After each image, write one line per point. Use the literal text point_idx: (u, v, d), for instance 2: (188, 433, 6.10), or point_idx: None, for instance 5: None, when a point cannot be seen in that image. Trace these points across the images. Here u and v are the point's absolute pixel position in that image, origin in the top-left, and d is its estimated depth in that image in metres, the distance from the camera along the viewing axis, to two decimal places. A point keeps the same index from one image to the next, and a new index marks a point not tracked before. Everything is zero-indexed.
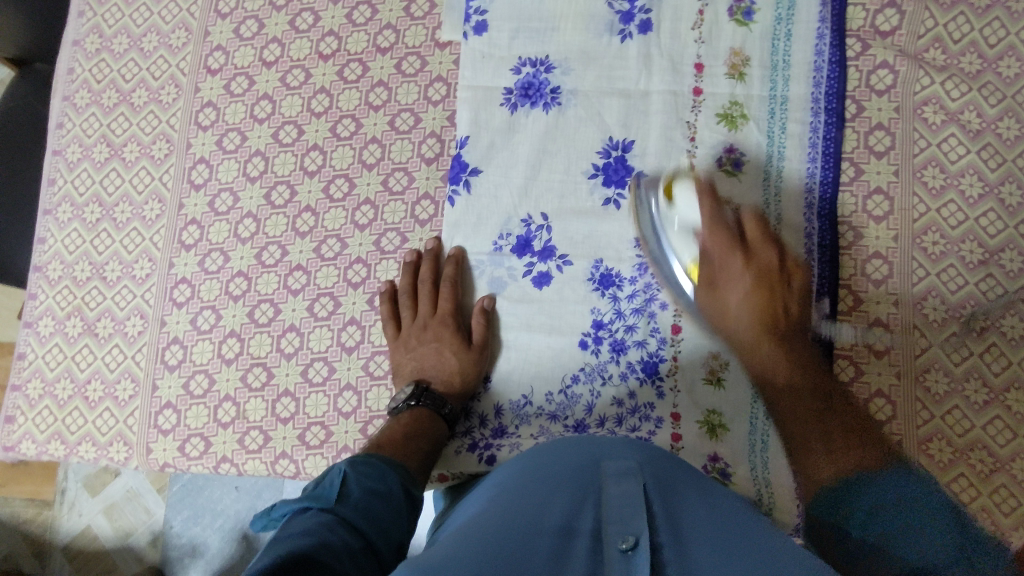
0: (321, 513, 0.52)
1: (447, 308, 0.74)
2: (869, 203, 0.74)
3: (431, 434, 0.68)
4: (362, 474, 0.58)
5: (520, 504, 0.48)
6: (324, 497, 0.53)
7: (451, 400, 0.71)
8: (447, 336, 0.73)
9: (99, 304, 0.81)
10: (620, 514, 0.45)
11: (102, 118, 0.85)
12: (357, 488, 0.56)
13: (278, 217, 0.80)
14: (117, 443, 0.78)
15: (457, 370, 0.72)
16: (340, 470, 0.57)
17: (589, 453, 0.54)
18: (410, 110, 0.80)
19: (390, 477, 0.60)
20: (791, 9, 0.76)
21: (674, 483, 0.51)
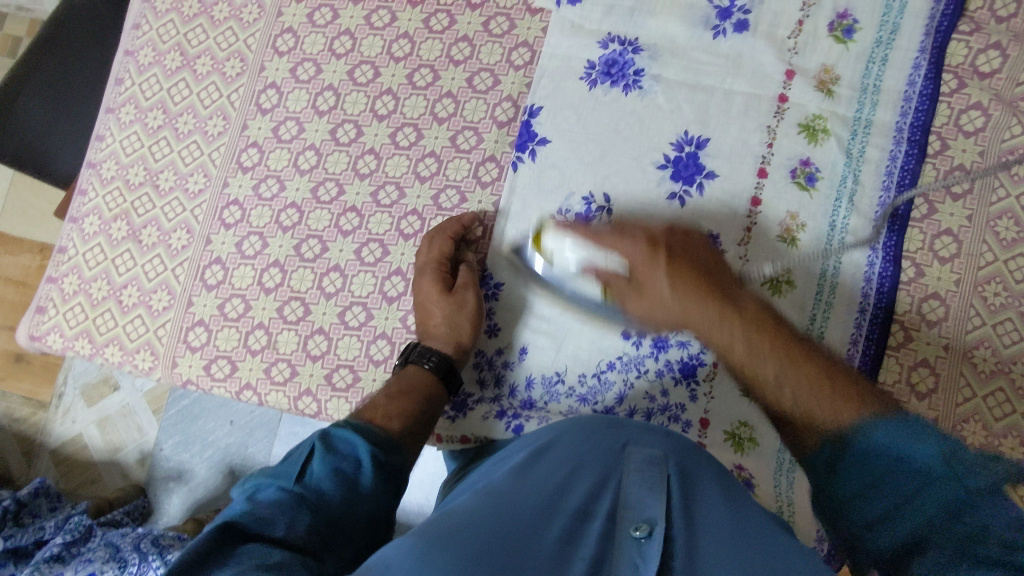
0: (278, 491, 0.51)
1: (435, 257, 0.72)
2: (937, 243, 0.72)
3: (420, 392, 0.66)
4: (330, 447, 0.56)
5: (545, 474, 0.51)
6: (283, 474, 0.53)
7: (448, 356, 0.69)
8: (429, 287, 0.71)
9: (148, 211, 0.80)
10: (635, 500, 0.47)
11: (180, 26, 0.84)
12: (320, 465, 0.54)
13: (341, 155, 0.79)
14: (144, 352, 0.77)
15: (450, 321, 0.70)
16: (310, 443, 0.56)
17: (617, 438, 0.55)
18: (490, 71, 0.79)
19: (358, 448, 0.56)
20: (893, 34, 0.75)
21: (698, 474, 0.52)
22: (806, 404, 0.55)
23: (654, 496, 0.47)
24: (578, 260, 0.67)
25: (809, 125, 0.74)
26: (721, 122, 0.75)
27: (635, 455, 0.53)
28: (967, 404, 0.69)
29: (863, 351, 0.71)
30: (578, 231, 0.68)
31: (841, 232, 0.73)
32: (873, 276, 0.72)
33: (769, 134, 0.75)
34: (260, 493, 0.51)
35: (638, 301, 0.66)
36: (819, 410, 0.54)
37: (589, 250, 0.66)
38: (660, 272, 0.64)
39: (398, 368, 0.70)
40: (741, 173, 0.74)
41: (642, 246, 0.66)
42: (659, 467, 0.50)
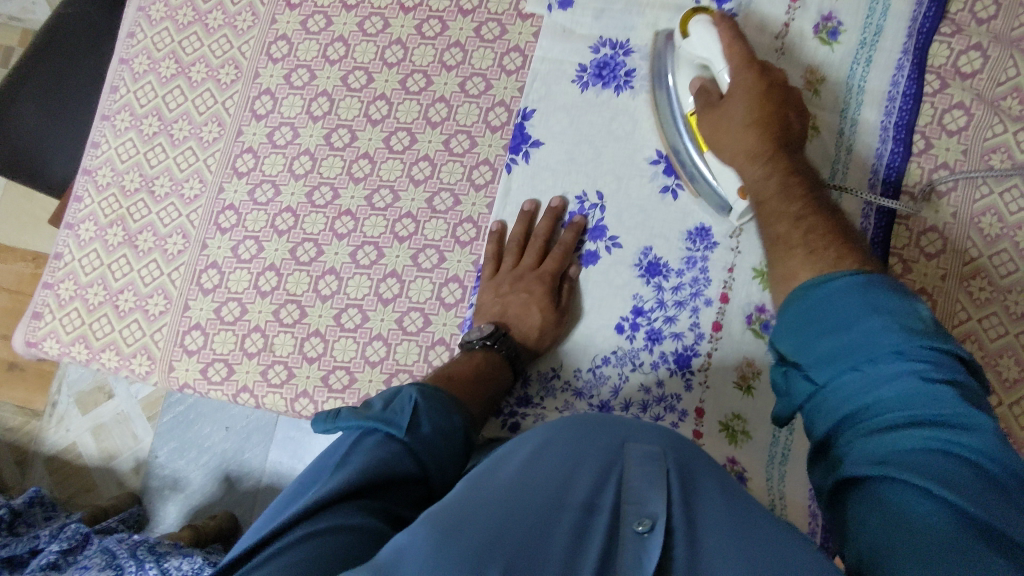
0: (387, 444, 0.51)
1: (550, 268, 0.73)
2: (923, 239, 0.74)
3: (494, 387, 0.67)
4: (431, 409, 0.56)
5: (544, 464, 0.50)
6: (393, 424, 0.53)
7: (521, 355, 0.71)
8: (539, 291, 0.71)
9: (143, 216, 0.81)
10: (637, 495, 0.47)
11: (175, 34, 0.85)
12: (426, 425, 0.54)
13: (335, 159, 0.80)
14: (140, 357, 0.78)
15: (541, 326, 0.71)
16: (411, 399, 0.55)
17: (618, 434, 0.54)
18: (482, 76, 0.80)
19: (456, 418, 0.57)
20: (877, 35, 0.76)
21: (694, 464, 0.53)
22: (801, 243, 0.58)
23: (655, 490, 0.47)
24: (701, 55, 0.69)
25: None
26: None
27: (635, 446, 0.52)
28: None
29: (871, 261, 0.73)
30: (722, 36, 0.67)
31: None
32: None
33: None
34: (370, 441, 0.51)
35: (715, 116, 0.66)
36: (802, 242, 0.59)
37: (718, 51, 0.67)
38: (750, 75, 0.66)
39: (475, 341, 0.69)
40: None
41: (755, 73, 0.66)
42: (659, 461, 0.50)
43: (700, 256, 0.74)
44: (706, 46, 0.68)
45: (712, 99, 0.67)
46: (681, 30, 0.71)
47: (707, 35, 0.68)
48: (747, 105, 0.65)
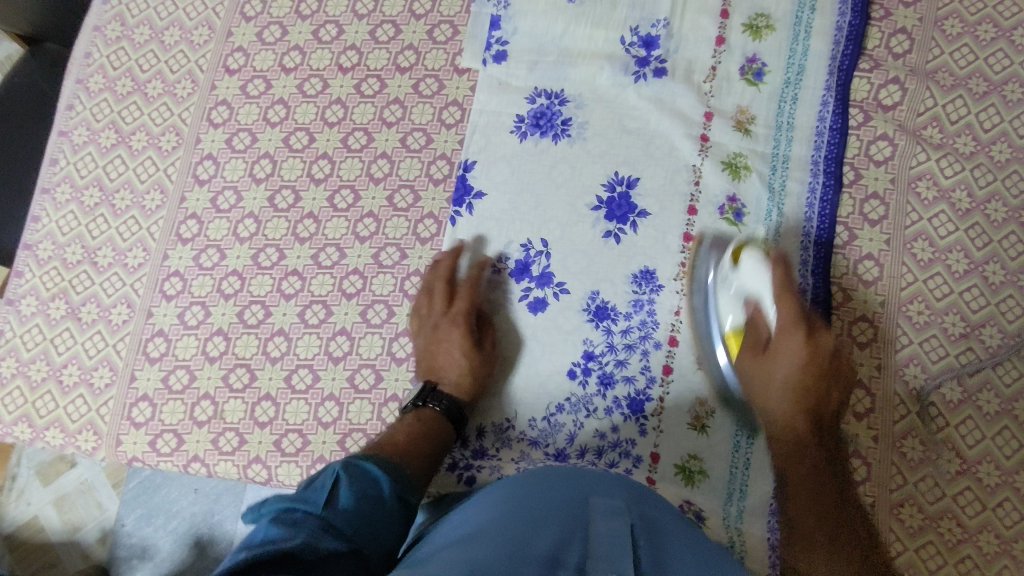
0: (307, 519, 0.50)
1: (461, 309, 0.73)
2: (860, 268, 0.76)
3: (438, 439, 0.68)
4: (354, 477, 0.56)
5: (512, 518, 0.50)
6: (312, 501, 0.51)
7: (459, 402, 0.71)
8: (456, 335, 0.71)
9: (86, 288, 0.80)
10: (609, 548, 0.46)
11: (114, 104, 0.85)
12: (347, 494, 0.53)
13: (280, 221, 0.80)
14: (86, 432, 0.76)
15: (467, 370, 0.71)
16: (333, 471, 0.55)
17: (581, 488, 0.56)
18: (422, 130, 0.81)
19: (383, 480, 0.57)
20: (800, 74, 0.79)
21: (658, 524, 0.53)
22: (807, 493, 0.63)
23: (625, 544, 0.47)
24: (752, 290, 0.67)
25: (731, 164, 0.78)
26: (648, 164, 0.78)
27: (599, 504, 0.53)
28: (902, 422, 0.72)
29: None
30: (775, 274, 0.65)
31: None
32: None
33: (695, 173, 0.78)
34: (289, 521, 0.49)
35: (755, 364, 0.67)
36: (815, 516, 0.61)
37: (769, 289, 0.66)
38: (796, 339, 0.64)
39: (410, 404, 0.70)
40: (671, 211, 0.77)
41: (800, 344, 0.64)
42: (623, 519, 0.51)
43: (646, 298, 0.75)
44: (755, 279, 0.67)
45: (759, 346, 0.67)
46: (733, 257, 0.70)
47: (759, 273, 0.67)
48: (799, 351, 0.64)
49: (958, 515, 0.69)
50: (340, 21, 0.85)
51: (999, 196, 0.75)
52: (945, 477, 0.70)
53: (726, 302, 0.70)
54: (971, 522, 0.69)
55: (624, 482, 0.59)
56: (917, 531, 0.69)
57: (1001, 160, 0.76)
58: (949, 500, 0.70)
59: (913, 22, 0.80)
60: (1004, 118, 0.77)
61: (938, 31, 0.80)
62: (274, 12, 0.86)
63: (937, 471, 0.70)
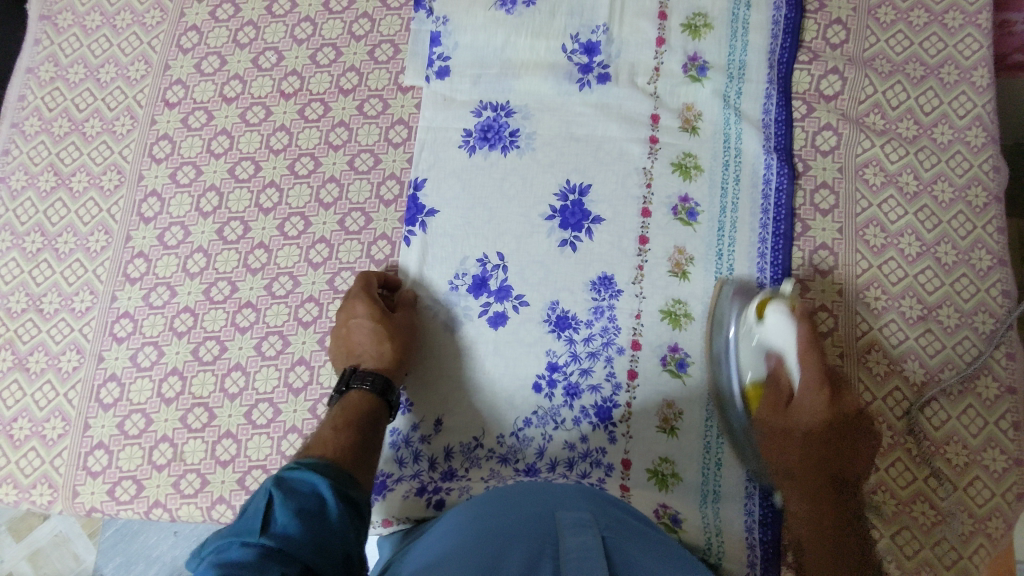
0: (244, 551, 0.47)
1: (360, 288, 0.72)
2: (816, 258, 0.76)
3: (364, 417, 0.65)
4: (290, 491, 0.53)
5: (482, 542, 0.50)
6: (246, 529, 0.49)
7: (385, 376, 0.69)
8: (361, 307, 0.71)
9: (33, 336, 0.77)
10: (579, 563, 0.47)
11: (51, 147, 0.83)
12: (282, 513, 0.51)
13: (230, 253, 0.78)
14: (41, 486, 0.73)
15: (384, 338, 0.70)
16: (265, 492, 0.52)
17: (547, 504, 0.55)
18: (370, 151, 0.80)
19: (319, 486, 0.55)
20: (742, 69, 0.80)
21: (628, 530, 0.54)
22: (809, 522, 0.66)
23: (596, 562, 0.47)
24: (776, 345, 0.67)
25: (681, 163, 0.78)
26: (599, 169, 0.78)
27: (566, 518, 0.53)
28: (869, 409, 0.72)
29: None
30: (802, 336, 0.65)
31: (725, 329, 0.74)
32: None
33: (646, 175, 0.78)
34: (227, 559, 0.47)
35: (780, 420, 0.67)
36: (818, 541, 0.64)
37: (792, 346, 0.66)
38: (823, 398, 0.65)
39: (336, 397, 0.68)
40: (625, 215, 0.77)
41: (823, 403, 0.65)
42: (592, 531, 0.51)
43: (607, 304, 0.75)
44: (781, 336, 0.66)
45: (779, 407, 0.68)
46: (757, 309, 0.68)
47: (787, 328, 0.66)
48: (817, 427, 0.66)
49: (931, 498, 0.69)
50: (279, 47, 0.84)
51: (945, 177, 0.76)
52: (914, 460, 0.70)
53: (748, 356, 0.69)
54: (944, 504, 0.69)
55: (590, 493, 0.59)
56: (892, 517, 0.69)
57: (944, 141, 0.77)
58: (921, 483, 0.70)
59: (848, 12, 0.81)
60: (942, 100, 0.78)
61: (872, 19, 0.81)
62: (211, 42, 0.85)
63: (906, 455, 0.70)
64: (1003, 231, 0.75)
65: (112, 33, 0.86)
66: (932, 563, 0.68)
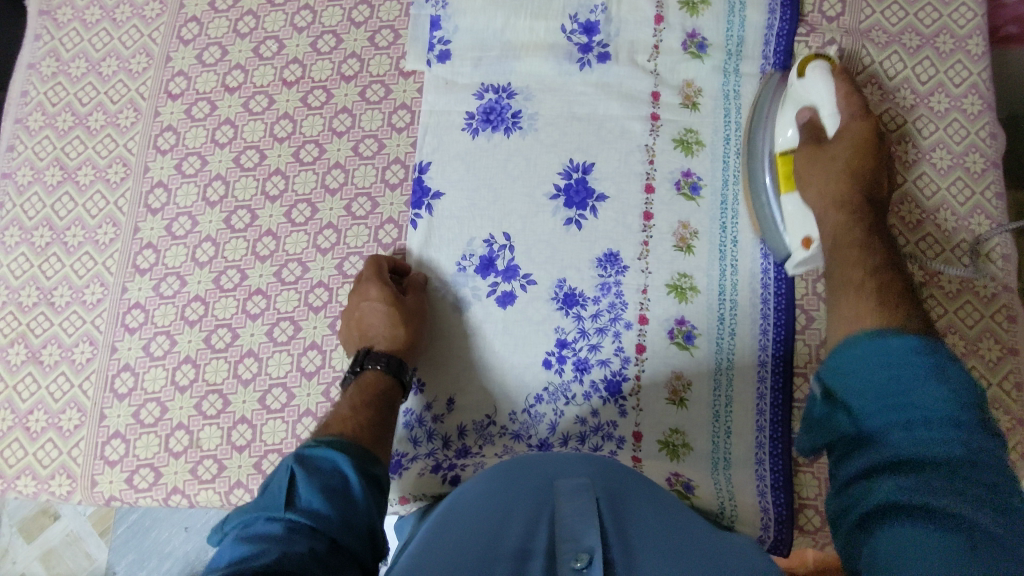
0: (271, 525, 0.49)
1: (372, 272, 0.73)
2: None
3: (380, 398, 0.66)
4: (312, 468, 0.54)
5: (481, 518, 0.51)
6: (271, 505, 0.50)
7: (398, 358, 0.70)
8: (374, 291, 0.71)
9: (45, 330, 0.78)
10: (574, 531, 0.48)
11: (56, 141, 0.83)
12: (306, 489, 0.51)
13: (238, 241, 0.79)
14: (59, 477, 0.74)
15: (397, 322, 0.70)
16: (288, 469, 0.53)
17: (547, 476, 0.56)
18: (374, 136, 0.81)
19: (341, 464, 0.55)
20: (740, 44, 0.80)
21: (629, 495, 0.54)
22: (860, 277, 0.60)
23: (591, 528, 0.48)
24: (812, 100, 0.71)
25: (683, 139, 0.79)
26: (601, 147, 0.79)
27: (563, 486, 0.54)
28: None
29: (772, 372, 0.73)
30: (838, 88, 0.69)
31: (732, 300, 0.75)
32: (769, 326, 0.74)
33: (648, 152, 0.78)
34: (254, 535, 0.48)
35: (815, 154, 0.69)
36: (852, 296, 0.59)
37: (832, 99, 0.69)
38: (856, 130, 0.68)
39: (349, 378, 0.69)
40: (628, 192, 0.78)
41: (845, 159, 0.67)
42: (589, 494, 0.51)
43: (613, 280, 0.76)
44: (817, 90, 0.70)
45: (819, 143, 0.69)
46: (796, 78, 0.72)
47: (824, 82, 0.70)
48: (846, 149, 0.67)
49: None
50: (279, 35, 0.84)
51: (943, 144, 0.77)
52: None
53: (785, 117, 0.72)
54: None
55: (593, 459, 0.59)
56: None
57: (941, 110, 0.78)
58: None
59: None
60: (939, 70, 0.79)
61: None
62: (212, 33, 0.85)
63: None
64: (1001, 196, 0.76)
65: (112, 26, 0.86)
66: None
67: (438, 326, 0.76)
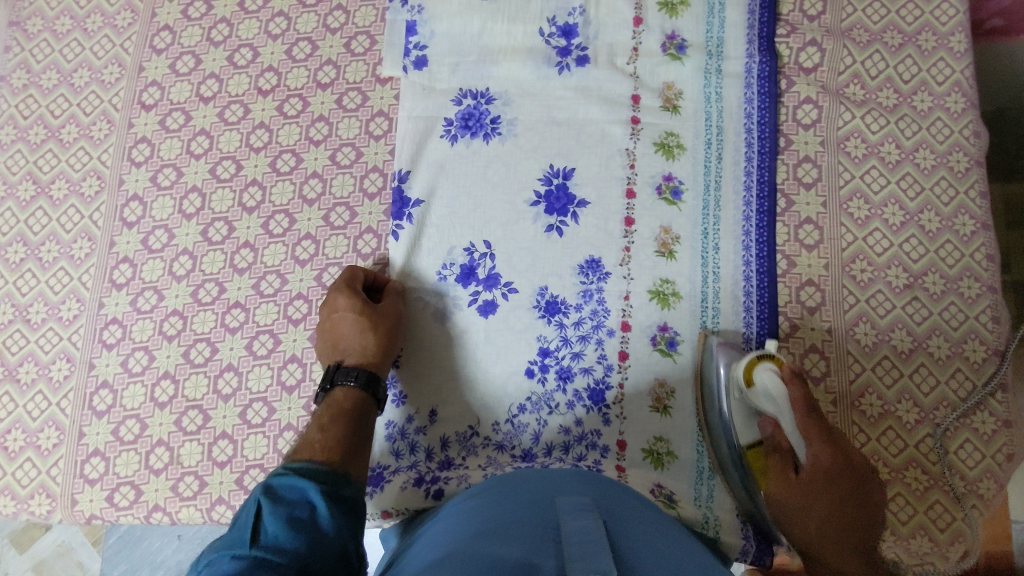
0: (237, 563, 0.49)
1: (344, 283, 0.72)
2: (801, 232, 0.76)
3: (351, 412, 0.65)
4: (278, 499, 0.54)
5: (485, 529, 0.51)
6: (237, 542, 0.50)
7: (371, 369, 0.69)
8: (343, 303, 0.71)
9: (22, 347, 0.77)
10: (580, 538, 0.47)
11: (28, 155, 0.82)
12: (272, 522, 0.51)
13: (216, 254, 0.78)
14: (39, 496, 0.73)
15: (367, 329, 0.70)
16: (254, 502, 0.53)
17: (546, 490, 0.56)
18: (351, 145, 0.80)
19: (307, 491, 0.55)
20: (720, 46, 0.80)
21: (627, 514, 0.54)
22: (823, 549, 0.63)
23: (598, 538, 0.47)
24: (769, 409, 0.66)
25: (663, 143, 0.78)
26: (582, 153, 0.78)
27: (565, 501, 0.54)
28: (859, 381, 0.72)
29: None
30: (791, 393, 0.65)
31: (714, 307, 0.74)
32: (752, 333, 0.73)
33: (629, 157, 0.78)
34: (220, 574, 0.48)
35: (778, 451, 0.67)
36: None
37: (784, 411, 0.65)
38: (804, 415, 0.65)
39: (321, 394, 0.68)
40: (609, 198, 0.77)
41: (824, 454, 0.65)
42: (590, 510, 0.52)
43: (595, 287, 0.75)
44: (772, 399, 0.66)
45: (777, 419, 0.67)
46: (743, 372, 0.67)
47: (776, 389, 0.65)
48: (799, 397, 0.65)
49: (923, 463, 0.70)
50: (254, 43, 0.83)
51: (926, 144, 0.77)
52: (904, 428, 0.71)
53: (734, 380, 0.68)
54: (936, 468, 0.70)
55: (589, 477, 0.59)
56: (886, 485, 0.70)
57: (924, 109, 0.77)
58: (912, 449, 0.71)
59: None
60: (921, 68, 0.78)
61: None
62: (185, 41, 0.83)
63: (897, 423, 0.71)
64: (985, 195, 0.75)
65: (83, 36, 0.85)
66: (927, 527, 0.69)
67: (419, 337, 0.75)
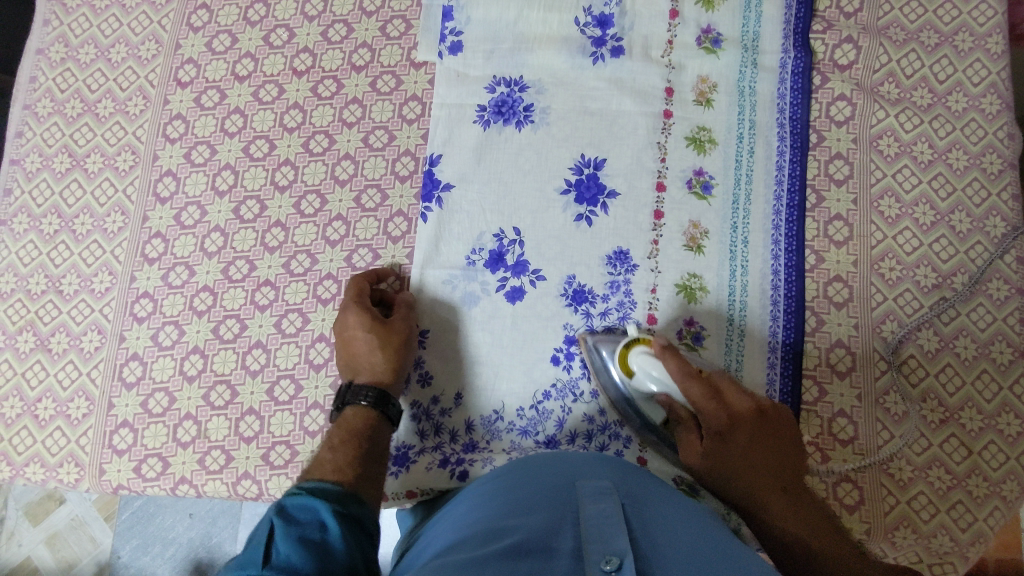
0: None
1: (357, 296, 0.72)
2: (830, 228, 0.76)
3: (361, 432, 0.64)
4: (290, 520, 0.51)
5: (503, 516, 0.50)
6: (248, 563, 0.47)
7: (381, 388, 0.68)
8: (354, 318, 0.70)
9: (54, 318, 0.78)
10: (599, 532, 0.46)
11: (65, 128, 0.83)
12: (284, 543, 0.49)
13: (247, 232, 0.78)
14: (68, 464, 0.74)
15: (375, 347, 0.69)
16: (267, 522, 0.51)
17: (566, 475, 0.56)
18: (384, 128, 0.80)
19: (320, 510, 0.52)
20: (756, 40, 0.80)
21: (649, 501, 0.53)
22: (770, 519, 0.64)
23: (617, 529, 0.47)
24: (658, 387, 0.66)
25: (695, 137, 0.78)
26: (613, 143, 0.78)
27: (585, 486, 0.53)
28: (884, 379, 0.72)
29: (782, 374, 0.73)
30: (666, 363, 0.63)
31: (742, 300, 0.74)
32: (778, 326, 0.74)
33: (661, 150, 0.78)
34: None
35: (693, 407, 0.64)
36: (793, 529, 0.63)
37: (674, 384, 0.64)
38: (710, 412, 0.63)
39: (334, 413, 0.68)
40: (639, 189, 0.77)
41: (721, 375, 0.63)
42: (609, 497, 0.51)
43: (623, 278, 0.75)
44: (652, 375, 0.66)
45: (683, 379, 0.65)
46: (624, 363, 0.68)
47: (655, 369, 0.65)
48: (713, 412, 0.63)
49: (947, 463, 0.70)
50: (290, 23, 0.84)
51: (960, 145, 0.77)
52: (929, 427, 0.71)
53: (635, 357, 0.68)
54: (959, 468, 0.70)
55: (609, 462, 0.59)
56: (909, 482, 0.70)
57: (958, 109, 0.77)
58: (936, 449, 0.71)
59: None
60: (957, 68, 0.78)
61: None
62: (222, 20, 0.84)
63: (922, 422, 0.71)
64: (1017, 198, 0.75)
65: (120, 12, 0.85)
66: (948, 526, 0.69)
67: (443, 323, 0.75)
